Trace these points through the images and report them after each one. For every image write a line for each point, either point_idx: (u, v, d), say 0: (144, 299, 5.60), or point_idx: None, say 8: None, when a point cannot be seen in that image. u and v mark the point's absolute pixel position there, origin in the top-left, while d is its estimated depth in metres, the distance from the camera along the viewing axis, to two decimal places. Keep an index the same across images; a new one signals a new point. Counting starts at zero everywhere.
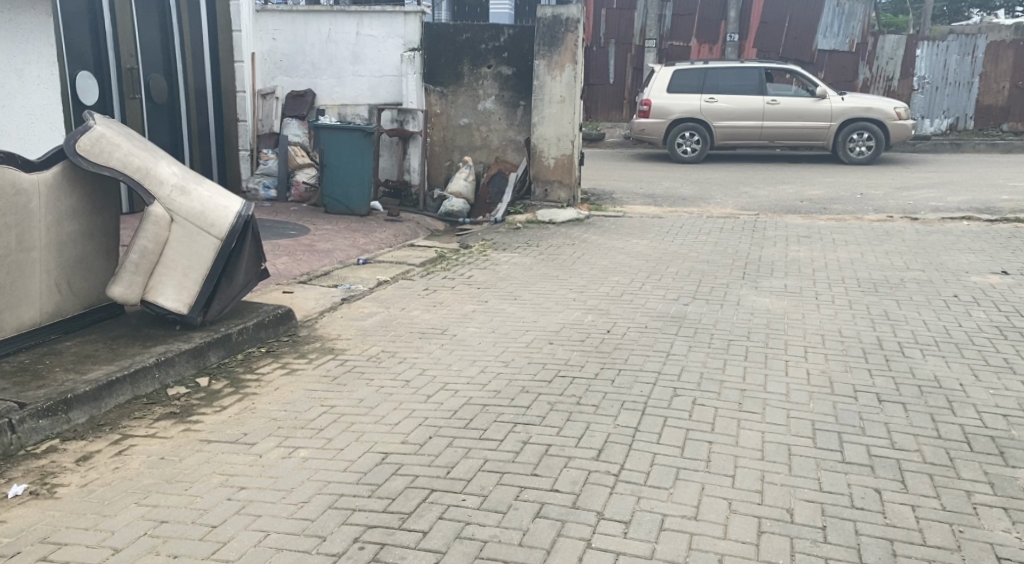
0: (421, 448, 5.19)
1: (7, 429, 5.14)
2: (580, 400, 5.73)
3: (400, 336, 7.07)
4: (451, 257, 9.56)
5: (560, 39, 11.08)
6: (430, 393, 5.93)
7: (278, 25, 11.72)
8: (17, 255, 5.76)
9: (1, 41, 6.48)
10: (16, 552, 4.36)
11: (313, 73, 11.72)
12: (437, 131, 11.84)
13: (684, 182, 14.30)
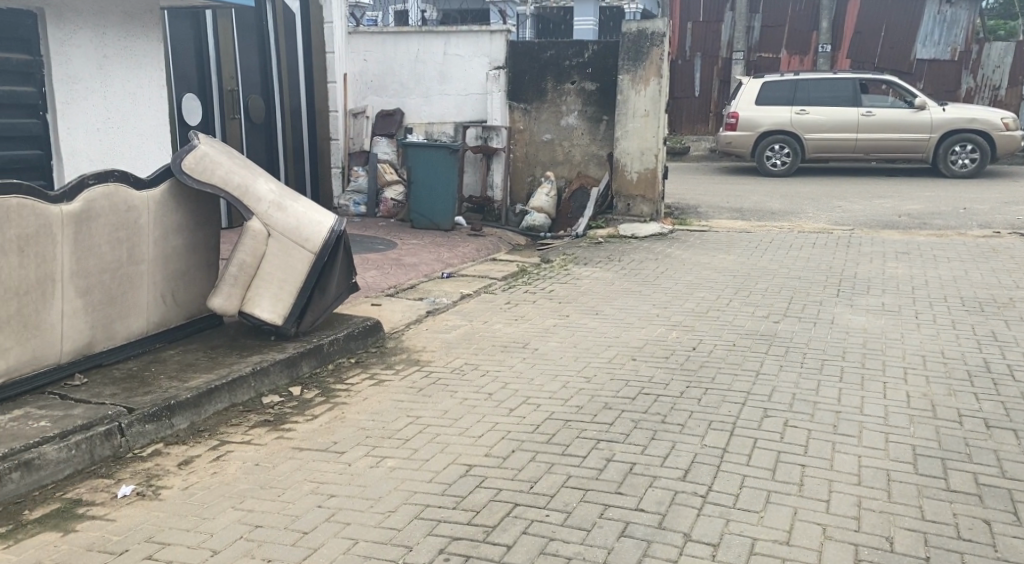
0: (504, 462, 5.32)
1: (116, 432, 5.44)
2: (665, 418, 5.80)
3: (483, 349, 7.24)
4: (532, 272, 9.71)
5: (645, 53, 11.13)
6: (512, 407, 6.07)
7: (369, 46, 12.07)
8: (126, 268, 6.08)
9: (118, 67, 6.98)
10: (124, 550, 4.60)
11: (402, 93, 12.03)
12: (519, 147, 12.02)
13: (773, 196, 14.20)
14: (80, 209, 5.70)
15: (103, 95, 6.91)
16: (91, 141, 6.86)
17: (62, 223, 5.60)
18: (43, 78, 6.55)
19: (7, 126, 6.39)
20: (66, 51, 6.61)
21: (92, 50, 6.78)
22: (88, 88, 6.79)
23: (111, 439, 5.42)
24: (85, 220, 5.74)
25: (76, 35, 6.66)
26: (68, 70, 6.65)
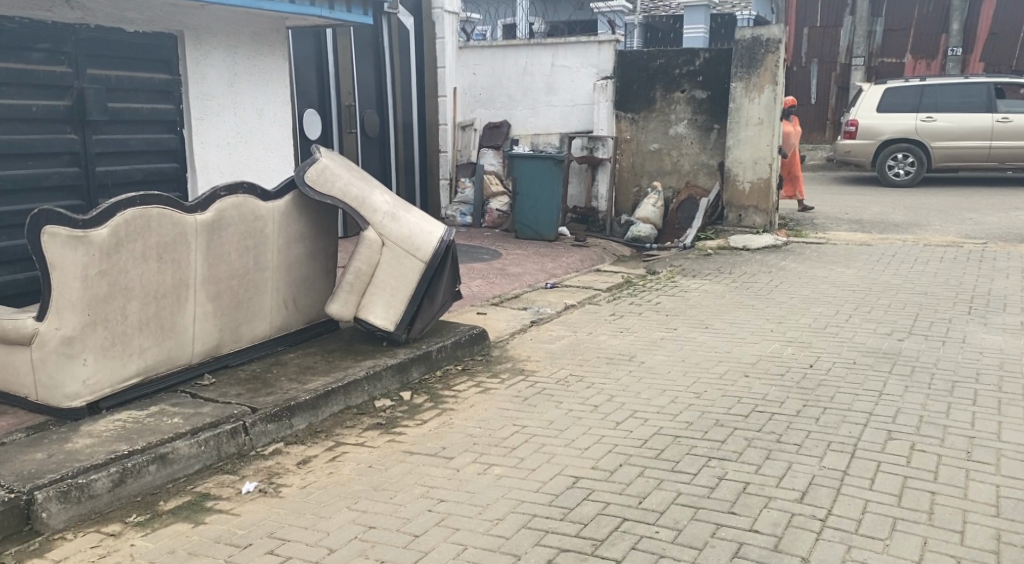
0: (611, 475, 5.41)
1: (241, 431, 5.72)
2: (780, 437, 5.79)
3: (589, 361, 7.33)
4: (638, 284, 9.76)
5: (759, 59, 11.11)
6: (619, 420, 6.15)
7: (478, 60, 12.38)
8: (252, 275, 6.39)
9: (246, 86, 7.32)
10: (248, 544, 4.84)
11: (509, 105, 12.27)
12: (626, 157, 12.12)
13: (895, 208, 13.90)
14: (211, 219, 6.02)
15: (234, 112, 7.28)
16: (222, 155, 7.24)
17: (196, 233, 5.93)
18: (181, 96, 6.98)
19: (148, 140, 6.83)
20: (201, 71, 7.00)
21: (225, 70, 7.15)
22: (220, 105, 7.17)
23: (236, 436, 5.70)
24: (216, 229, 6.06)
25: (211, 55, 7.05)
26: (203, 89, 7.04)
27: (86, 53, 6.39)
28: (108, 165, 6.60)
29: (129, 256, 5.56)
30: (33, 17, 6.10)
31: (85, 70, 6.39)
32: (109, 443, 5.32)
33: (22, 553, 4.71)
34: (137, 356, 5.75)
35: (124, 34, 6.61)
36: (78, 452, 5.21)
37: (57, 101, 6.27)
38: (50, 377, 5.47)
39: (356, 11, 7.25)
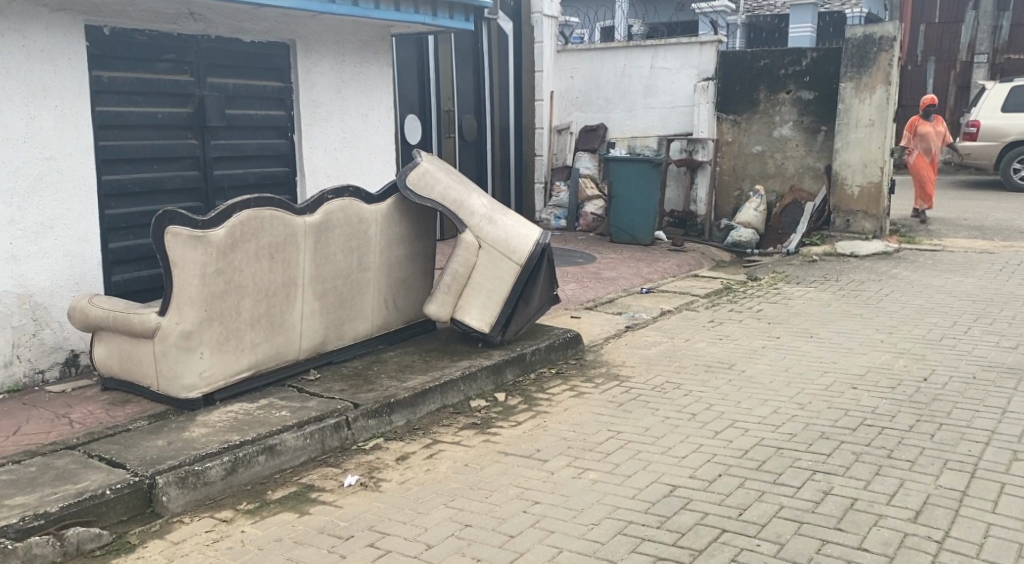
0: (709, 485, 5.44)
1: (344, 425, 5.93)
2: (891, 453, 5.74)
3: (686, 368, 7.35)
4: (738, 290, 9.71)
5: (871, 58, 10.89)
6: (718, 430, 6.16)
7: (576, 64, 12.53)
8: (356, 274, 6.60)
9: (353, 92, 7.60)
10: (350, 536, 5.02)
11: (607, 108, 12.38)
12: (727, 160, 12.05)
13: (1018, 214, 13.49)
14: (319, 221, 6.25)
15: (341, 117, 7.55)
16: (329, 159, 7.51)
17: (305, 234, 6.16)
18: (292, 103, 7.27)
19: (261, 145, 7.10)
20: (311, 78, 7.30)
21: (333, 76, 7.44)
22: (328, 111, 7.45)
23: (339, 431, 5.91)
24: (324, 230, 6.29)
25: (320, 64, 7.34)
26: (312, 95, 7.33)
27: (207, 62, 6.70)
28: (224, 169, 6.89)
29: (243, 255, 5.83)
30: (160, 29, 6.44)
31: (205, 79, 6.70)
32: (222, 433, 5.59)
33: (144, 533, 4.99)
34: (249, 351, 6.02)
35: (242, 44, 6.92)
36: (194, 441, 5.49)
37: (180, 108, 6.59)
38: (170, 369, 5.78)
39: (458, 18, 7.43)
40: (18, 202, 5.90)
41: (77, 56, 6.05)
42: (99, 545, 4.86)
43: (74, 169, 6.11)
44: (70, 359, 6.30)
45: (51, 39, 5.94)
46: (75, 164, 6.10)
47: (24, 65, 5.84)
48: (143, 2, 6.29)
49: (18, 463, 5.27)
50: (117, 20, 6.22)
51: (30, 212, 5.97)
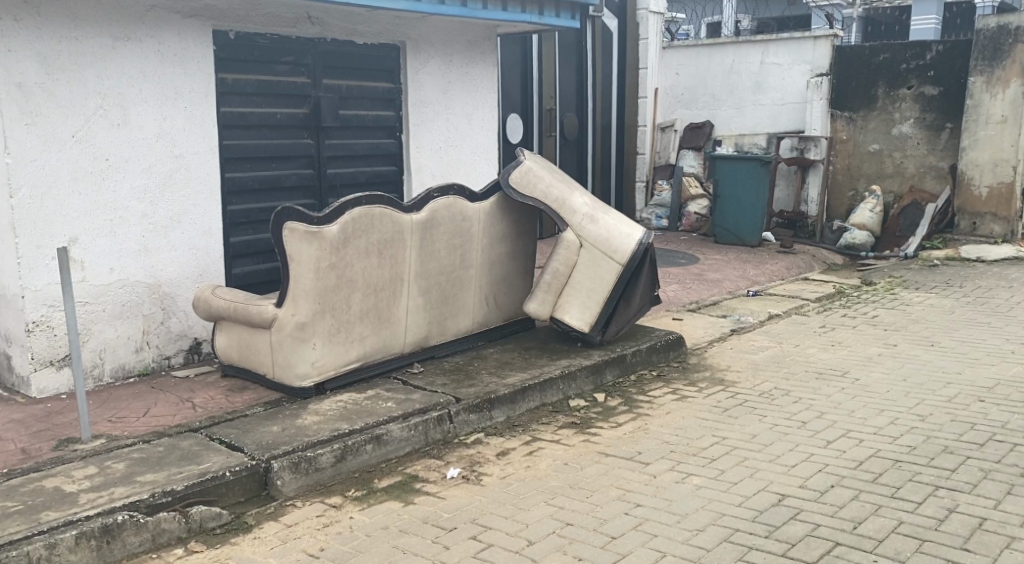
0: (821, 496, 5.39)
1: (446, 419, 6.12)
2: (1021, 472, 5.58)
3: (795, 374, 7.28)
4: (852, 295, 9.54)
5: (1005, 50, 10.58)
6: (831, 440, 6.10)
7: (682, 60, 12.58)
8: (459, 271, 6.75)
9: (460, 91, 7.75)
10: (453, 527, 5.14)
11: (713, 105, 12.36)
12: (842, 159, 11.86)
13: None
14: (426, 219, 6.40)
15: (447, 117, 7.70)
16: (435, 158, 7.66)
17: (412, 231, 6.33)
18: (401, 103, 7.45)
19: (371, 146, 7.30)
20: (420, 79, 7.46)
21: (440, 76, 7.60)
22: (435, 111, 7.60)
23: (442, 424, 6.09)
24: (429, 228, 6.44)
25: (429, 64, 7.51)
26: (420, 95, 7.49)
27: (323, 64, 6.93)
28: (336, 168, 7.11)
29: (354, 251, 6.04)
30: (282, 32, 6.68)
31: (321, 80, 6.92)
32: (332, 422, 5.83)
33: (259, 515, 5.25)
34: (358, 343, 6.24)
35: (356, 46, 7.12)
36: (306, 429, 5.74)
37: (297, 109, 6.83)
38: (285, 358, 6.04)
39: (564, 16, 7.50)
40: (150, 197, 6.20)
41: (206, 59, 6.33)
42: (219, 523, 5.15)
43: (201, 167, 6.38)
44: (194, 347, 6.58)
45: (183, 43, 6.23)
46: (201, 161, 6.38)
47: (158, 67, 6.14)
48: (266, 7, 6.54)
49: (146, 442, 5.59)
50: (240, 24, 6.46)
51: (161, 207, 6.26)
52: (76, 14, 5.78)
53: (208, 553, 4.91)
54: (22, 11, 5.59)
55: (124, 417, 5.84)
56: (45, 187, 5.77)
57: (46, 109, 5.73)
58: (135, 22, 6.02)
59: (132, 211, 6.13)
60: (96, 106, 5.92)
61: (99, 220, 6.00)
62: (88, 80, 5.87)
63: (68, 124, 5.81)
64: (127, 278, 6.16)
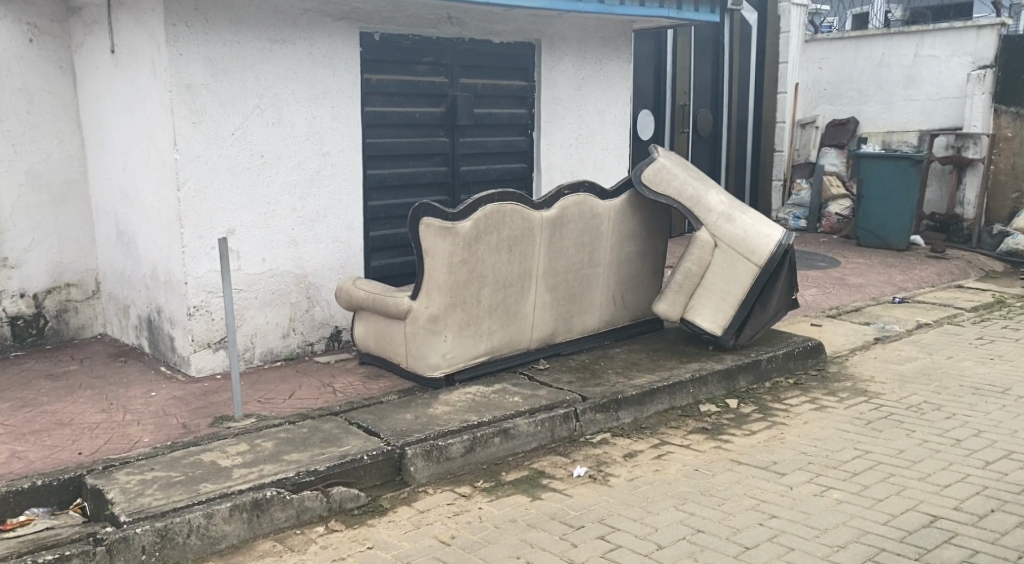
0: (978, 520, 5.15)
1: (573, 416, 6.21)
2: None
3: (947, 388, 6.92)
4: (1014, 305, 8.98)
5: None
6: (989, 460, 5.82)
7: (826, 54, 12.20)
8: (589, 269, 6.79)
9: (594, 89, 7.83)
10: (581, 525, 5.20)
11: (859, 100, 11.95)
12: (1004, 158, 10.78)
13: None
14: (556, 216, 6.48)
15: (579, 114, 7.78)
16: (565, 156, 7.75)
17: (541, 228, 6.43)
18: (534, 101, 7.56)
19: (503, 143, 7.43)
20: (553, 77, 7.56)
21: (573, 74, 7.68)
22: (567, 108, 7.69)
23: (568, 421, 6.19)
24: (559, 225, 6.52)
25: (563, 61, 7.59)
26: (552, 93, 7.59)
27: (461, 64, 7.11)
28: (470, 165, 7.29)
29: (485, 247, 6.20)
30: (422, 34, 6.88)
31: (459, 79, 7.10)
32: (462, 413, 6.03)
33: (394, 498, 5.49)
34: (487, 337, 6.41)
35: (493, 45, 7.27)
36: (437, 418, 5.95)
37: (435, 108, 7.03)
38: (418, 349, 6.28)
39: (703, 10, 7.38)
40: (300, 191, 6.53)
41: (353, 60, 6.63)
42: (357, 505, 5.41)
43: (346, 163, 6.69)
44: (335, 334, 6.88)
45: (332, 45, 6.53)
46: (346, 158, 6.68)
47: (310, 69, 6.47)
48: (408, 9, 6.75)
49: (291, 423, 5.91)
50: (385, 27, 6.71)
51: (309, 201, 6.58)
52: (238, 19, 6.15)
53: (347, 533, 5.17)
54: (192, 18, 5.98)
55: (271, 398, 6.19)
56: (208, 181, 6.18)
57: (210, 108, 6.13)
58: (290, 26, 6.36)
59: (283, 204, 6.48)
60: (253, 106, 6.29)
61: (254, 212, 6.37)
62: (247, 82, 6.24)
63: (228, 123, 6.20)
64: (277, 268, 6.50)
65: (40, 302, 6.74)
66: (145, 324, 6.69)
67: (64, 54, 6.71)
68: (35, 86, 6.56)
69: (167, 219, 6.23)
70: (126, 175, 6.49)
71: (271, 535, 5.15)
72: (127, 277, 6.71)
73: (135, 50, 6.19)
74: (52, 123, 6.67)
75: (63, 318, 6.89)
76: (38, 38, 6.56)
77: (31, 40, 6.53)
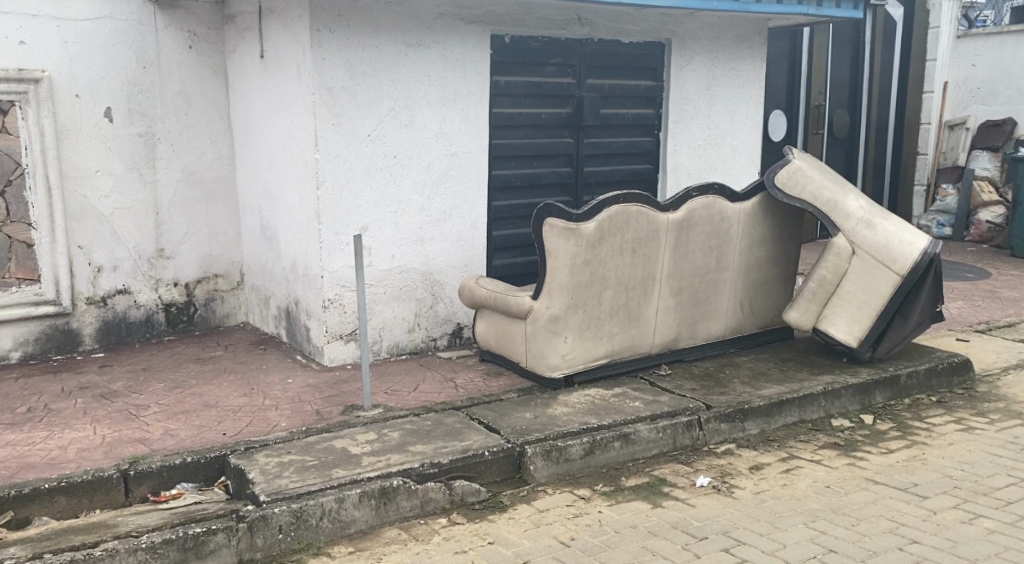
0: None
1: (696, 424, 6.07)
2: None
3: None
4: None
5: None
6: None
7: (981, 50, 11.22)
8: (715, 273, 6.64)
9: (726, 89, 7.79)
10: (704, 536, 5.07)
11: (1017, 100, 10.95)
12: None
13: None
14: (683, 219, 6.38)
15: (709, 113, 7.76)
16: (692, 156, 7.75)
17: (667, 230, 6.34)
18: (662, 101, 7.58)
19: (629, 143, 7.48)
20: (683, 76, 7.54)
21: (704, 73, 7.64)
22: (697, 108, 7.67)
23: (691, 430, 6.06)
24: (686, 228, 6.41)
25: (693, 60, 7.56)
26: (682, 93, 7.58)
27: (589, 64, 7.19)
28: (594, 166, 7.38)
29: (609, 248, 6.16)
30: (552, 34, 6.98)
31: (586, 80, 7.19)
32: (582, 415, 6.01)
33: (513, 496, 5.54)
34: (607, 340, 6.36)
35: (621, 45, 7.32)
36: (556, 419, 5.96)
37: (562, 109, 7.13)
38: (538, 348, 6.30)
39: (846, 6, 7.06)
40: (428, 191, 6.72)
41: (483, 63, 6.76)
42: (478, 499, 5.49)
43: (472, 164, 6.84)
44: (456, 331, 7.04)
45: (463, 49, 6.68)
46: (472, 159, 6.84)
47: (442, 72, 6.64)
48: (539, 10, 6.86)
49: (415, 415, 6.05)
50: (517, 29, 6.84)
51: (437, 201, 6.76)
52: (376, 25, 6.36)
53: (468, 526, 5.24)
54: (335, 23, 6.22)
55: (397, 390, 6.36)
56: (345, 181, 6.41)
57: (349, 111, 6.36)
58: (424, 30, 6.53)
59: (412, 204, 6.67)
60: (388, 108, 6.50)
61: (385, 211, 6.58)
62: (384, 84, 6.45)
63: (365, 124, 6.43)
64: (404, 265, 6.70)
65: (191, 290, 7.33)
66: (283, 315, 7.08)
67: (219, 59, 7.24)
68: (193, 89, 7.14)
69: (308, 216, 6.50)
70: (270, 173, 6.87)
71: (396, 523, 5.29)
72: (269, 270, 7.12)
73: (282, 55, 6.53)
74: (208, 124, 7.23)
75: (210, 307, 7.45)
76: (197, 44, 7.12)
77: (191, 46, 7.09)
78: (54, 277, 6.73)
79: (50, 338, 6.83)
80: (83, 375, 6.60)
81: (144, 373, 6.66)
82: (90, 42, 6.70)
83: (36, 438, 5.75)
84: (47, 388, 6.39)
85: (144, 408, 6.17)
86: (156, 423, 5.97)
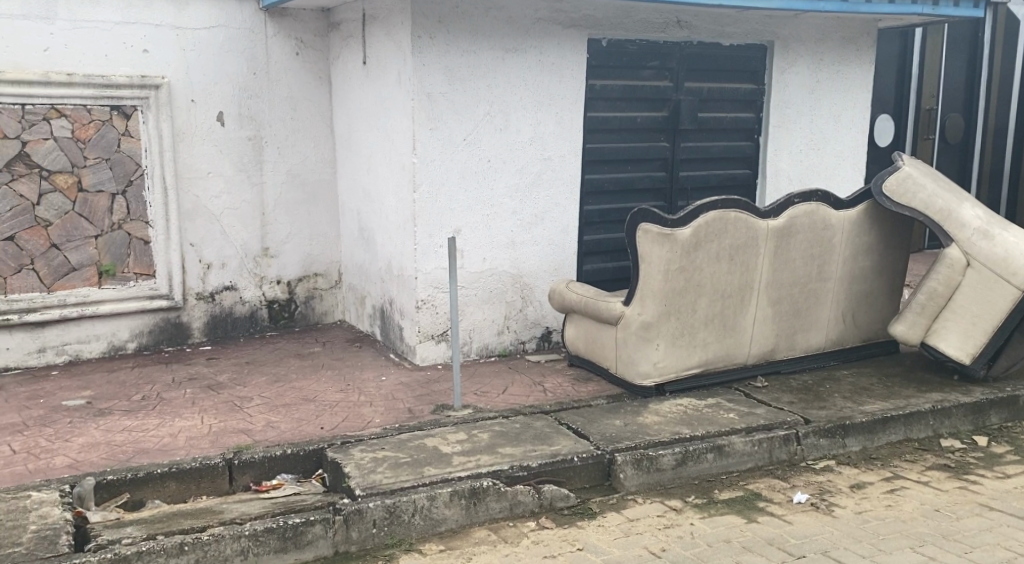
0: None
1: (794, 439, 5.84)
2: None
3: None
4: None
5: None
6: None
7: None
8: (816, 283, 6.38)
9: (831, 93, 7.57)
10: (802, 555, 4.86)
11: None
12: None
13: None
14: (783, 226, 6.15)
15: (812, 117, 7.53)
16: (793, 161, 7.55)
17: (766, 238, 6.12)
18: (763, 105, 7.39)
19: (726, 147, 7.33)
20: (785, 79, 7.34)
21: (809, 77, 7.43)
22: (798, 111, 7.46)
23: (789, 444, 5.83)
24: (786, 236, 6.18)
25: (797, 63, 7.36)
26: (784, 96, 7.38)
27: (687, 68, 7.07)
28: (691, 170, 7.25)
29: (704, 255, 5.98)
30: (650, 37, 6.88)
31: (683, 83, 7.07)
32: (674, 424, 5.86)
33: (603, 503, 5.44)
34: (701, 348, 6.19)
35: (721, 48, 7.16)
36: (647, 427, 5.83)
37: (657, 113, 7.05)
38: (628, 355, 6.18)
39: (965, 4, 6.70)
40: (521, 195, 6.70)
41: (579, 66, 6.72)
42: (568, 505, 5.40)
43: (566, 168, 6.81)
44: (546, 335, 7.01)
45: (560, 53, 6.64)
46: (566, 163, 6.80)
47: (539, 76, 6.61)
48: (637, 13, 6.77)
49: (505, 417, 6.02)
50: (613, 32, 6.76)
51: (529, 204, 6.74)
52: (475, 30, 6.36)
53: (557, 531, 5.17)
54: (436, 29, 6.25)
55: (487, 392, 6.36)
56: (440, 184, 6.45)
57: (446, 115, 6.39)
58: (522, 35, 6.51)
59: (505, 207, 6.67)
60: (484, 112, 6.50)
61: (479, 214, 6.60)
62: (481, 89, 6.46)
63: (461, 129, 6.45)
64: (495, 267, 6.70)
65: (292, 288, 7.56)
66: (378, 314, 7.20)
67: (324, 65, 7.44)
68: (299, 94, 7.35)
69: (404, 218, 6.57)
70: (369, 176, 6.99)
71: (486, 524, 5.26)
72: (365, 270, 7.27)
73: (383, 61, 6.62)
74: (312, 128, 7.44)
75: (310, 304, 7.68)
76: (303, 51, 7.33)
77: (298, 53, 7.30)
78: (167, 273, 7.03)
79: (163, 330, 7.14)
80: (193, 366, 6.88)
81: (248, 366, 6.87)
82: (206, 49, 6.96)
83: (148, 425, 5.99)
84: (160, 378, 6.67)
85: (246, 400, 6.36)
86: (258, 415, 6.14)
